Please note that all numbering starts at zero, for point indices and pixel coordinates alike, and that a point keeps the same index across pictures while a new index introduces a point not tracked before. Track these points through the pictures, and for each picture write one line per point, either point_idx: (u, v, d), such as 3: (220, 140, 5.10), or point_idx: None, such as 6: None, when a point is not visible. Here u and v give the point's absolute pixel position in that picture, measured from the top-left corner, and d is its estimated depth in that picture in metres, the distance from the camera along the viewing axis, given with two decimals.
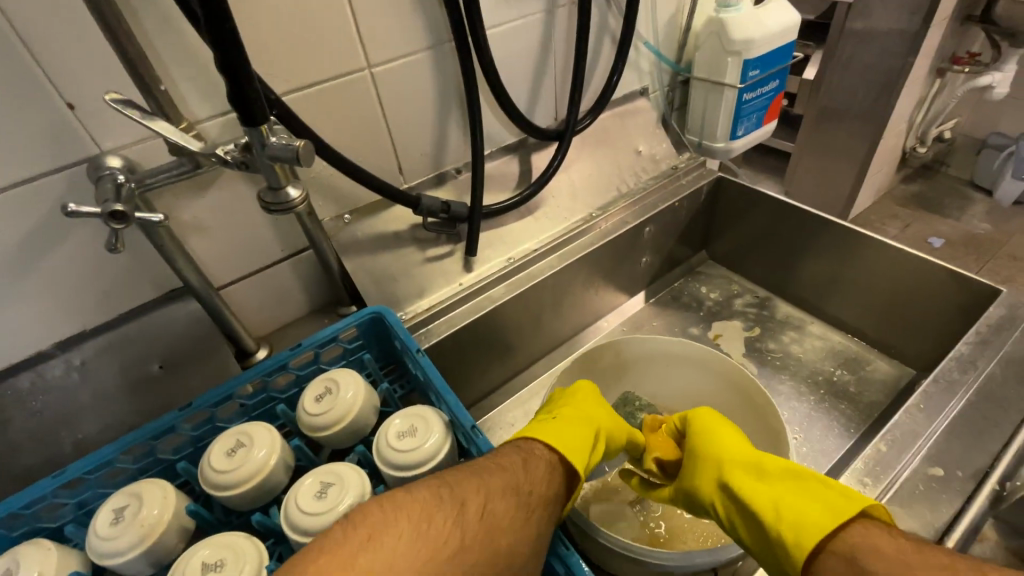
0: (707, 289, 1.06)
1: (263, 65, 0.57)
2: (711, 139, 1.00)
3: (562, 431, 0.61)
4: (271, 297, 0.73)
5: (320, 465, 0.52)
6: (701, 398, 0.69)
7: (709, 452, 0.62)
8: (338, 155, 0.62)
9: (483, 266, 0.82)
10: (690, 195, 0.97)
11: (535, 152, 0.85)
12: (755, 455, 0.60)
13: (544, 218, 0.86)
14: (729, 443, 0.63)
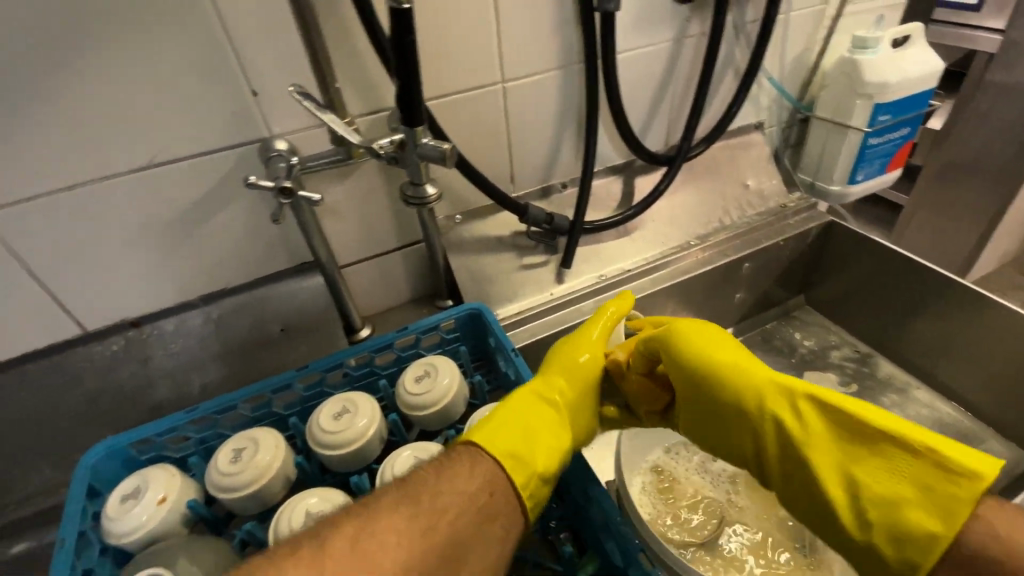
0: (800, 336, 1.01)
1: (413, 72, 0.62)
2: (825, 182, 0.97)
3: (518, 429, 0.50)
4: (378, 282, 0.79)
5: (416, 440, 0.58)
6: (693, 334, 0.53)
7: (754, 376, 0.50)
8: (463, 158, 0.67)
9: (576, 279, 0.82)
10: (797, 236, 0.93)
11: (639, 175, 0.86)
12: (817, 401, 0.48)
13: (642, 240, 0.86)
14: (728, 358, 0.52)
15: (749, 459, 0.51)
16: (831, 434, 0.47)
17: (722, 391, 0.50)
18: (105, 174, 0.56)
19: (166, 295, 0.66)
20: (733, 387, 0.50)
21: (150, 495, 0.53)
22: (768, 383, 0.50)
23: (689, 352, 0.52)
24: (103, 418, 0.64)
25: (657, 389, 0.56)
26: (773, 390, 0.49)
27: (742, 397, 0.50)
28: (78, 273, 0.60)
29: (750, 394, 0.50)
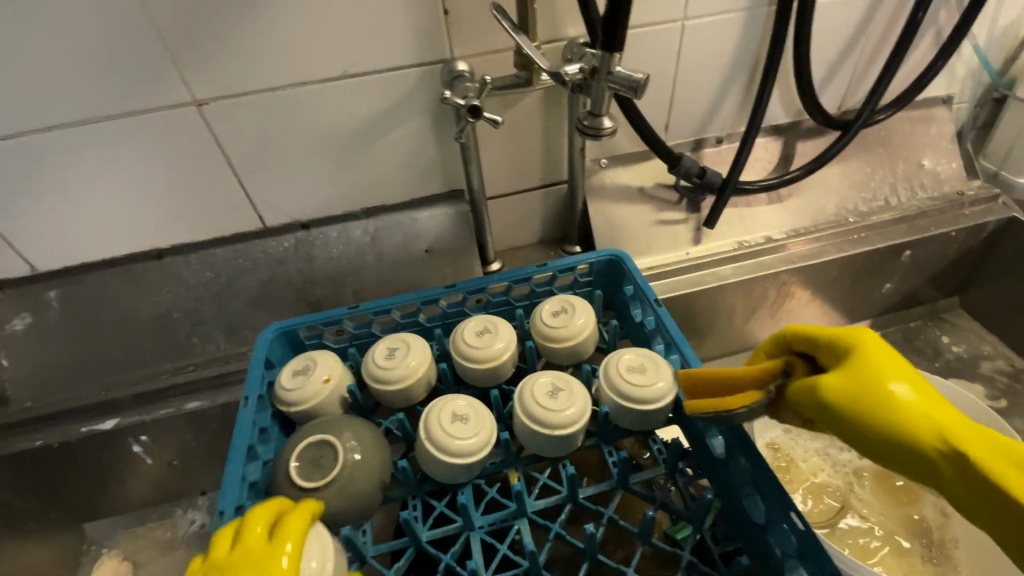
0: (948, 339, 0.91)
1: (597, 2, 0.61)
2: (1014, 172, 0.85)
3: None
4: (515, 217, 0.80)
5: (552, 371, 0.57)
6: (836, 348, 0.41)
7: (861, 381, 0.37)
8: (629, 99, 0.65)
9: (712, 243, 0.79)
10: (972, 228, 0.83)
11: (797, 140, 0.79)
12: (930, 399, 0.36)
13: (793, 208, 0.80)
14: (883, 371, 0.37)
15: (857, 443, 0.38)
16: (967, 446, 0.33)
17: (872, 432, 0.36)
18: (305, 80, 0.60)
19: (333, 202, 0.72)
20: (855, 412, 0.37)
21: (317, 373, 0.58)
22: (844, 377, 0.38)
23: (850, 355, 0.39)
24: (271, 306, 0.72)
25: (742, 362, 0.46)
26: (881, 377, 0.37)
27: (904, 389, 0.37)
28: (267, 171, 0.67)
29: (874, 382, 0.37)
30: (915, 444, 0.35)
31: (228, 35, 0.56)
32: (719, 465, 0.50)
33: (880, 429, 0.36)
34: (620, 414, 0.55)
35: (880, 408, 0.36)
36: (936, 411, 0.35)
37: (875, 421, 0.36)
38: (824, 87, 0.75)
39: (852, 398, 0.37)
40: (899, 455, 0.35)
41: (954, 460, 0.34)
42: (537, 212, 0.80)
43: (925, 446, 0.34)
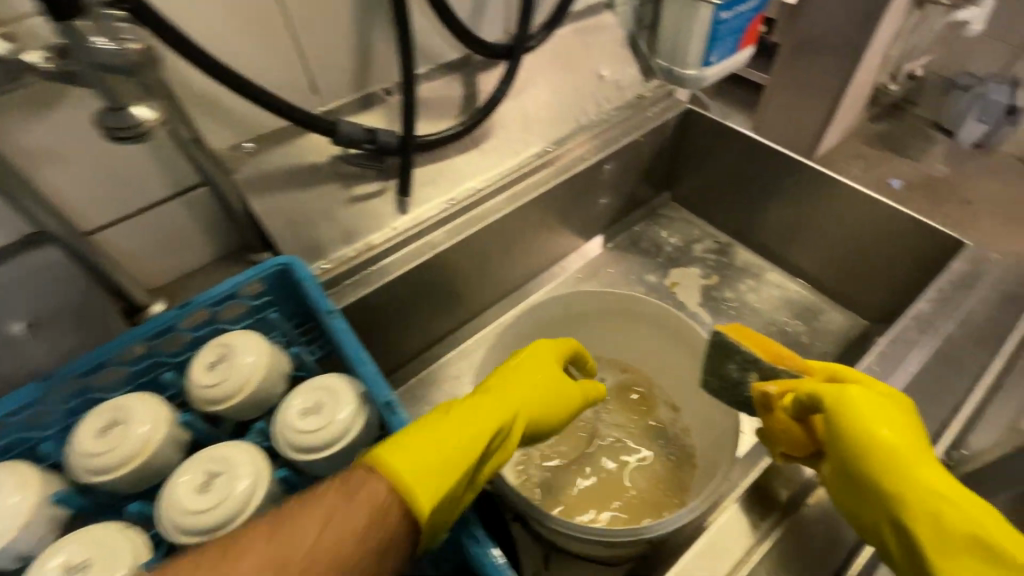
0: (666, 233, 1.00)
1: None
2: (681, 66, 0.89)
3: (436, 446, 0.46)
4: (162, 241, 0.62)
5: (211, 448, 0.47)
6: (875, 413, 0.47)
7: (909, 454, 0.45)
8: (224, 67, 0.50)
9: (420, 208, 0.71)
10: (655, 129, 0.87)
11: (481, 73, 0.76)
12: (933, 475, 0.44)
13: (491, 153, 0.77)
14: (912, 443, 0.46)
15: (868, 506, 0.46)
16: (953, 520, 0.41)
17: (867, 476, 0.46)
18: None
19: None
20: (859, 451, 0.47)
21: None
22: (899, 434, 0.46)
23: (853, 413, 0.48)
24: None
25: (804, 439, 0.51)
26: (850, 399, 0.48)
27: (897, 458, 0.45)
28: None
29: (873, 428, 0.46)
30: (895, 486, 0.44)
31: None
32: None
33: (867, 465, 0.46)
34: (308, 467, 0.47)
35: (864, 438, 0.46)
36: (903, 446, 0.46)
37: (857, 454, 0.47)
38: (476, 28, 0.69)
39: (842, 429, 0.48)
40: (861, 463, 0.46)
41: (929, 513, 0.43)
42: (192, 226, 0.63)
43: (884, 479, 0.45)
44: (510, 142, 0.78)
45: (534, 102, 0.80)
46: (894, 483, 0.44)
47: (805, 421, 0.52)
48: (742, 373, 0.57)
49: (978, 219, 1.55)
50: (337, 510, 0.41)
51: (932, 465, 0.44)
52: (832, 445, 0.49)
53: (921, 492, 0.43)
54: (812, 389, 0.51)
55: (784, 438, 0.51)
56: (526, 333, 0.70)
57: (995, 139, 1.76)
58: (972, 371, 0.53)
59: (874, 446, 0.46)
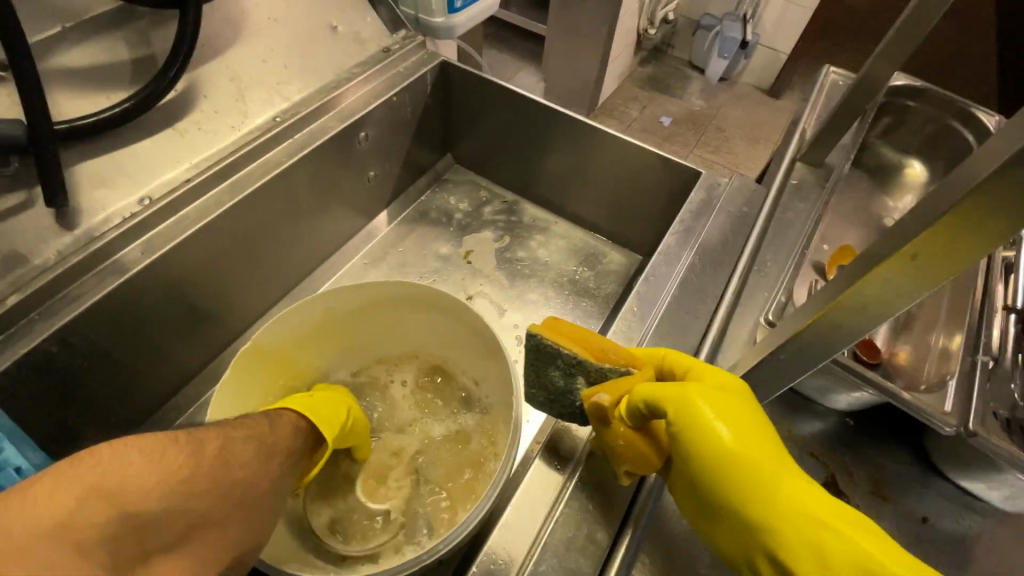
0: (454, 200, 0.94)
1: None
2: (427, 14, 0.78)
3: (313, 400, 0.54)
4: None
5: None
6: (707, 399, 0.38)
7: (756, 450, 0.35)
8: None
9: (95, 219, 0.53)
10: (410, 86, 0.78)
11: (156, 28, 0.59)
12: (787, 479, 0.34)
13: (195, 132, 0.60)
14: (761, 441, 0.36)
15: (724, 522, 0.37)
16: (828, 543, 0.31)
17: (718, 493, 0.36)
18: None
19: None
20: (699, 464, 0.36)
21: None
22: (741, 437, 0.36)
23: (687, 411, 0.37)
24: None
25: (653, 452, 0.42)
26: (693, 403, 0.37)
27: (749, 465, 0.35)
28: None
29: (704, 429, 0.36)
30: (754, 507, 0.34)
31: None
32: None
33: (721, 487, 0.36)
34: None
35: (707, 452, 0.36)
36: (754, 453, 0.35)
37: (707, 474, 0.36)
38: None
39: (684, 443, 0.37)
40: (708, 485, 0.36)
41: (806, 543, 0.32)
42: None
43: (745, 505, 0.35)
44: (221, 115, 0.62)
45: (246, 63, 0.65)
46: (752, 500, 0.34)
47: (647, 430, 0.42)
48: (568, 381, 0.46)
49: (729, 145, 1.80)
50: (194, 447, 0.35)
51: (778, 461, 0.35)
52: (681, 464, 0.38)
53: (782, 509, 0.33)
54: (648, 392, 0.40)
55: (626, 456, 0.42)
56: (263, 366, 0.58)
57: (734, 73, 2.05)
58: (715, 292, 0.56)
59: (724, 457, 0.35)
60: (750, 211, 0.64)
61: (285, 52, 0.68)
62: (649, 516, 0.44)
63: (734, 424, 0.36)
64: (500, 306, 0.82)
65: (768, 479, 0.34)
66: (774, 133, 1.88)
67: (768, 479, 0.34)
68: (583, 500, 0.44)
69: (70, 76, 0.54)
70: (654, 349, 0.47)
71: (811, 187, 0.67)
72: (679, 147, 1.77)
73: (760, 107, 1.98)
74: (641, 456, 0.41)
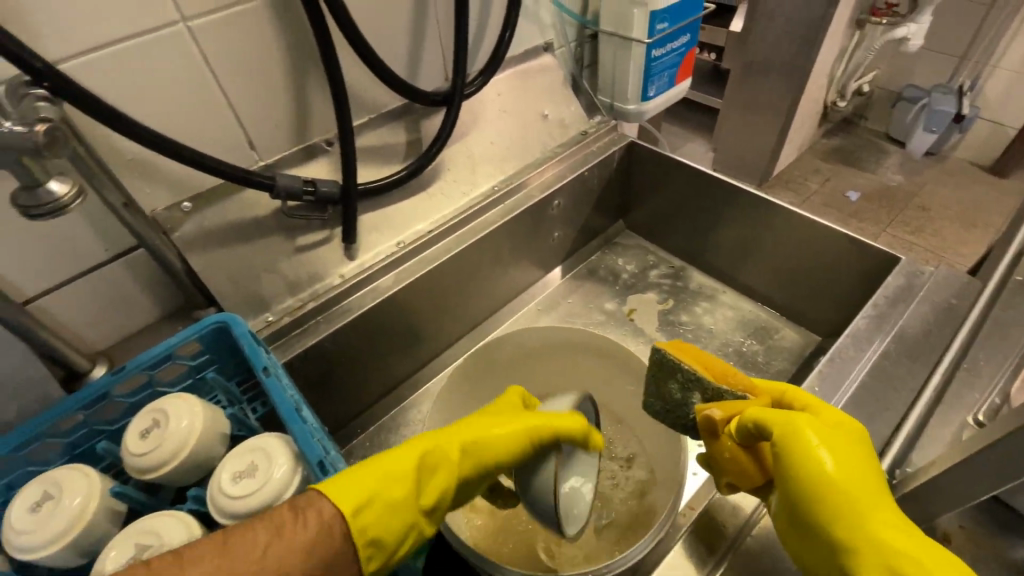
0: (623, 261, 1.01)
1: (34, 22, 0.45)
2: (622, 102, 0.92)
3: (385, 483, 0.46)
4: (111, 304, 0.63)
5: (136, 522, 0.45)
6: (813, 427, 0.44)
7: (857, 480, 0.40)
8: (167, 141, 0.53)
9: (368, 254, 0.72)
10: (600, 162, 0.89)
11: (424, 118, 0.79)
12: (880, 510, 0.39)
13: (439, 196, 0.78)
14: (866, 483, 0.41)
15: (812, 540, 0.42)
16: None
17: (810, 511, 0.41)
18: None
19: None
20: (797, 485, 0.42)
21: None
22: (849, 476, 0.41)
23: (789, 438, 0.43)
24: None
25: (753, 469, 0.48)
26: (800, 430, 0.43)
27: (850, 493, 0.40)
28: None
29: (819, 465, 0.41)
30: (846, 534, 0.39)
31: None
32: None
33: (816, 507, 0.41)
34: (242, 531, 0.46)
35: (807, 474, 0.42)
36: (855, 488, 0.40)
37: (803, 492, 0.42)
38: (416, 79, 0.74)
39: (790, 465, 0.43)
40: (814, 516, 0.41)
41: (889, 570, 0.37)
42: (135, 288, 0.64)
43: (832, 528, 0.40)
44: (458, 184, 0.80)
45: (478, 143, 0.82)
46: (844, 525, 0.40)
47: (754, 449, 0.48)
48: (684, 394, 0.53)
49: (933, 227, 1.60)
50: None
51: (873, 494, 0.40)
52: (784, 490, 0.43)
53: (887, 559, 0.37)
54: (759, 414, 0.46)
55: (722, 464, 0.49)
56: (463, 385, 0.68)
57: (944, 147, 1.83)
58: (911, 385, 0.54)
59: (823, 480, 0.41)
60: (959, 305, 0.60)
61: (506, 135, 0.84)
62: None
63: (841, 458, 0.42)
64: None
65: (862, 509, 0.39)
66: (996, 217, 1.62)
67: (856, 506, 0.39)
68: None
69: (366, 152, 0.74)
70: (776, 383, 0.53)
71: None
72: (868, 225, 1.63)
73: (978, 186, 1.73)
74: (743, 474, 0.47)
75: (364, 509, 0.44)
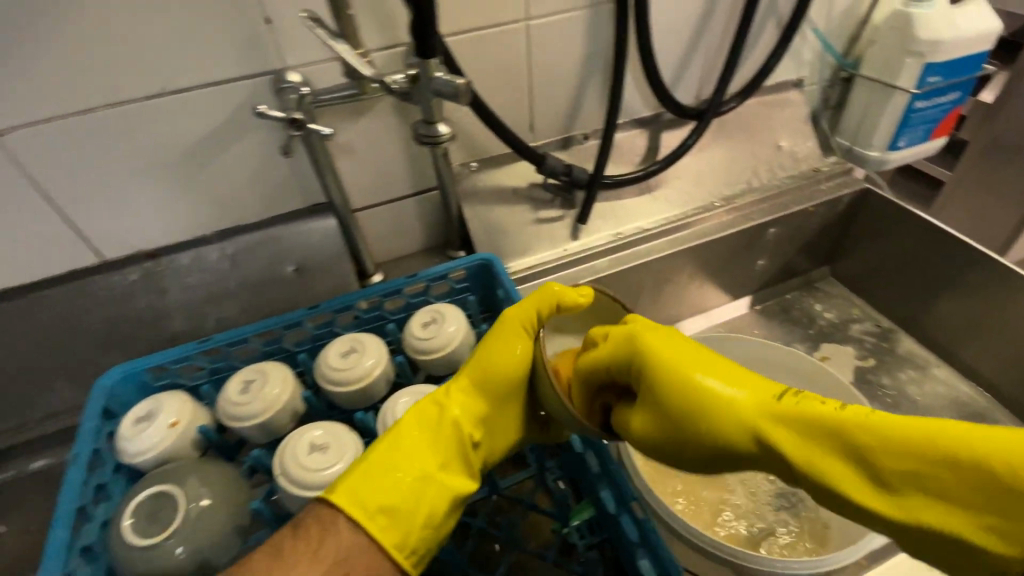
0: (821, 307, 0.98)
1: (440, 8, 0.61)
2: (864, 146, 0.91)
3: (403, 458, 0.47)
4: (397, 229, 0.79)
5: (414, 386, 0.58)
6: (657, 335, 0.46)
7: (752, 409, 0.41)
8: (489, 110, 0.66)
9: (591, 235, 0.80)
10: (827, 202, 0.89)
11: (663, 131, 0.82)
12: (750, 379, 0.43)
13: (661, 199, 0.83)
14: (746, 378, 0.43)
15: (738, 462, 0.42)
16: (884, 434, 0.36)
17: (700, 448, 0.43)
18: (119, 101, 0.56)
19: (184, 227, 0.67)
20: (709, 424, 0.42)
21: (163, 418, 0.54)
22: (759, 402, 0.42)
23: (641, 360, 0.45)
24: (122, 347, 0.65)
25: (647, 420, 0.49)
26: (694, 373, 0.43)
27: (742, 411, 0.41)
28: (107, 203, 0.61)
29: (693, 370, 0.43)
30: (793, 453, 0.39)
31: (14, 50, 0.50)
32: (575, 461, 0.52)
33: (722, 430, 0.41)
34: None
35: (683, 395, 0.43)
36: (712, 370, 0.44)
37: (705, 419, 0.42)
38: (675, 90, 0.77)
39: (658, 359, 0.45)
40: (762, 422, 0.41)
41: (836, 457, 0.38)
42: (416, 221, 0.79)
43: (734, 433, 0.41)
44: (676, 194, 0.83)
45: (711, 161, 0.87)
46: (776, 428, 0.40)
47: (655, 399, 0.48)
48: None
49: None
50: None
51: (741, 372, 0.44)
52: (647, 390, 0.45)
53: (769, 413, 0.40)
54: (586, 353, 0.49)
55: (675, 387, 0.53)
56: None
57: None
58: None
59: (694, 396, 0.43)
60: None
61: None
62: None
63: (679, 352, 0.45)
64: None
65: (763, 414, 0.41)
66: None
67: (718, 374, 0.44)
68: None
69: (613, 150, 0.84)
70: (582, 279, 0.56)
71: None
72: None
73: None
74: None
75: (377, 473, 0.46)
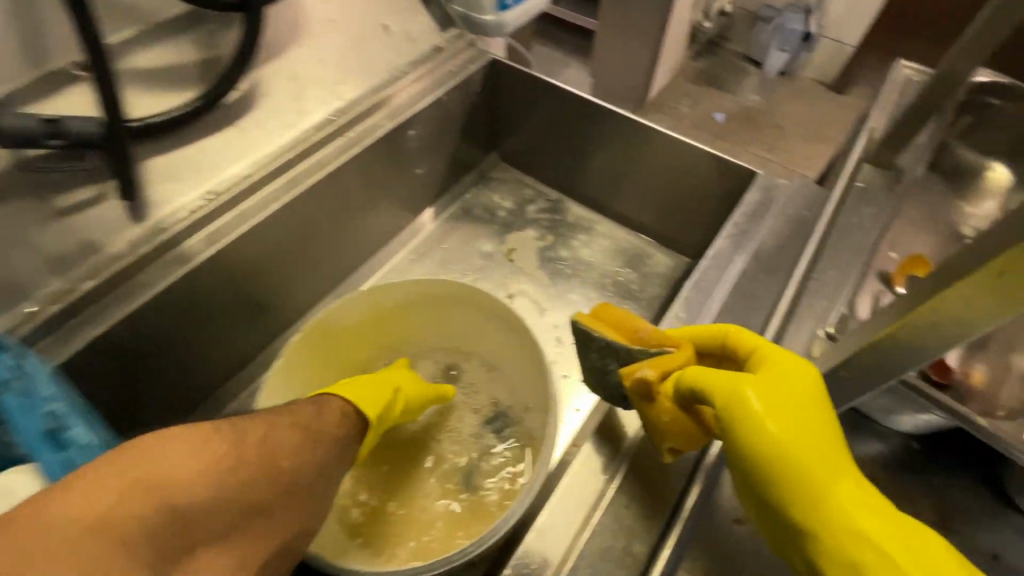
0: (498, 197, 0.93)
1: None
2: (478, 12, 0.77)
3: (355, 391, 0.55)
4: None
5: None
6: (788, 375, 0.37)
7: (803, 444, 0.34)
8: None
9: (162, 211, 0.56)
10: (459, 85, 0.77)
11: (220, 31, 0.63)
12: (829, 450, 0.34)
13: (254, 130, 0.62)
14: (817, 437, 0.34)
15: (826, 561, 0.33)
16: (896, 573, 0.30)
17: (781, 491, 0.34)
18: None
19: None
20: (741, 444, 0.35)
21: None
22: (791, 447, 0.34)
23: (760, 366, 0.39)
24: None
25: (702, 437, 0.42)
26: (742, 392, 0.36)
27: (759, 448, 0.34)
28: None
29: (734, 392, 0.36)
30: (799, 511, 0.34)
31: None
32: None
33: (777, 488, 0.34)
34: None
35: (744, 426, 0.35)
36: (803, 448, 0.34)
37: (747, 455, 0.35)
38: None
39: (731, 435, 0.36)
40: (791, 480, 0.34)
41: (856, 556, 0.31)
42: None
43: (779, 491, 0.34)
44: (279, 114, 0.64)
45: (304, 64, 0.68)
46: (759, 487, 0.35)
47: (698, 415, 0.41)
48: (602, 360, 0.49)
49: (787, 143, 1.71)
50: (230, 444, 0.38)
51: (818, 444, 0.34)
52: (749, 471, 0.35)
53: (831, 530, 0.32)
54: (695, 376, 0.40)
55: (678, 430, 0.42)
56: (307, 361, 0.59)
57: (795, 68, 1.94)
58: (765, 302, 0.53)
59: (769, 438, 0.34)
60: (809, 215, 0.61)
61: (341, 54, 0.71)
62: (690, 528, 0.43)
63: (793, 393, 0.36)
64: (541, 307, 0.81)
65: (748, 460, 0.35)
66: (837, 132, 1.77)
67: (806, 451, 0.34)
68: (634, 486, 0.44)
69: (144, 78, 0.59)
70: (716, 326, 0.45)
71: (879, 189, 0.63)
72: (733, 145, 1.70)
73: (824, 104, 1.87)
74: (686, 439, 0.42)
75: None
